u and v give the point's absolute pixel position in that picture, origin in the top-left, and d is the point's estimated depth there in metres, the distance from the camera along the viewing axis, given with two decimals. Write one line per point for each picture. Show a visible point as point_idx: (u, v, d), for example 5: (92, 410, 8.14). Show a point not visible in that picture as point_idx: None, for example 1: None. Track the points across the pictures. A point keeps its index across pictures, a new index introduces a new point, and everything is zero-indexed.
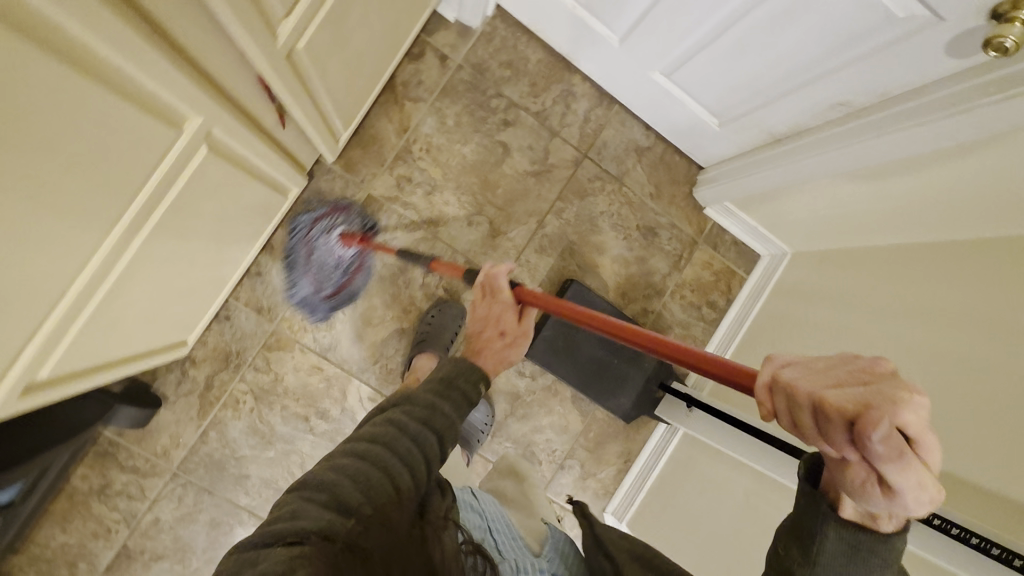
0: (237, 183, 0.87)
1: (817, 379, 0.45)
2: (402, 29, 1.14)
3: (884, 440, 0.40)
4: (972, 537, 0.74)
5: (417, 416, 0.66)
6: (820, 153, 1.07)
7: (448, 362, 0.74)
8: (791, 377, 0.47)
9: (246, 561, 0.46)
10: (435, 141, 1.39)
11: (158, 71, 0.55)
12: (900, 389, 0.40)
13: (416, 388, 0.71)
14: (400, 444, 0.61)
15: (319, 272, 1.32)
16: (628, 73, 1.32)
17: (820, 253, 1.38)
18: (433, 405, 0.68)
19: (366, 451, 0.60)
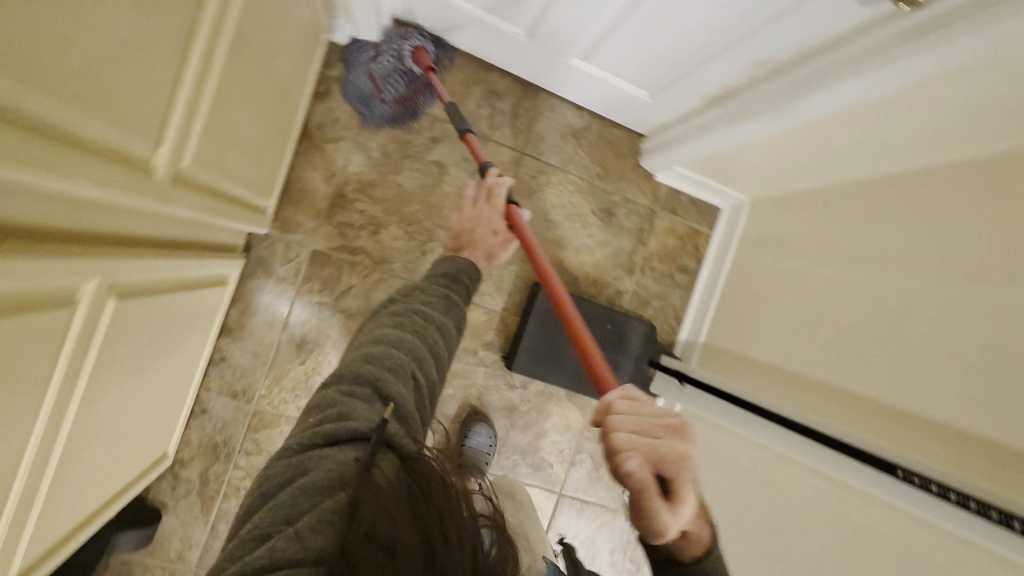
0: (163, 306, 0.83)
1: (630, 421, 0.58)
2: (298, 82, 1.07)
3: (636, 473, 0.55)
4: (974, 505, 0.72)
5: (423, 324, 0.85)
6: (754, 113, 1.04)
7: (450, 261, 1.01)
8: (619, 409, 0.59)
9: (300, 465, 0.64)
10: (367, 178, 1.33)
11: (32, 271, 0.50)
12: (662, 447, 0.55)
13: (428, 282, 0.95)
14: (426, 331, 0.84)
15: (384, 75, 1.26)
16: (546, 63, 1.24)
17: (779, 198, 1.36)
18: (446, 295, 0.93)
19: (397, 341, 0.80)
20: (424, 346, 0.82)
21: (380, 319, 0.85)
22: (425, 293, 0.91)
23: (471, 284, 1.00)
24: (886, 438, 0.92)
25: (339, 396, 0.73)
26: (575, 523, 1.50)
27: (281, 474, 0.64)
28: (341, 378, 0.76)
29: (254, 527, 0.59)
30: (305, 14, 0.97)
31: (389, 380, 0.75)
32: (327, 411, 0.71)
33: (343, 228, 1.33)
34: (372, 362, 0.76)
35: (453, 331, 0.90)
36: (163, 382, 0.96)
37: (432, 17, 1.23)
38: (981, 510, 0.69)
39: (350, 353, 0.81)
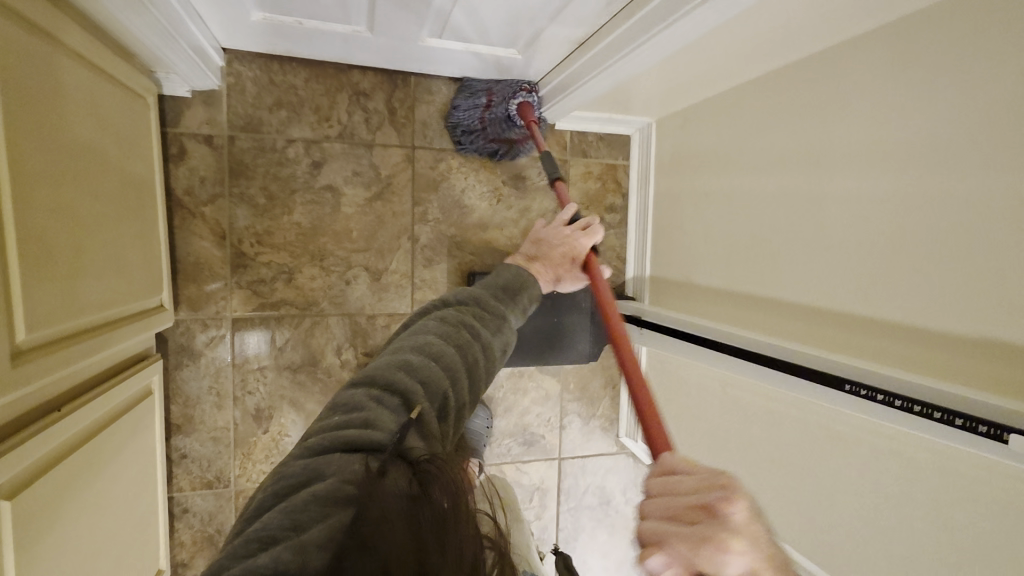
0: (72, 466, 0.77)
1: (663, 507, 0.54)
2: (136, 166, 0.97)
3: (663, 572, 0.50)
4: (913, 406, 0.72)
5: (468, 338, 0.74)
6: (625, 51, 0.97)
7: (508, 272, 0.88)
8: (657, 489, 0.57)
9: (314, 463, 0.54)
10: (261, 228, 1.24)
11: None
12: (700, 542, 0.48)
13: (484, 291, 0.83)
14: (472, 348, 0.74)
15: (492, 123, 1.28)
16: (401, 51, 1.14)
17: (683, 113, 1.31)
18: (502, 315, 0.81)
19: (440, 354, 0.70)
20: (465, 364, 0.72)
21: (424, 322, 0.76)
22: (475, 301, 0.81)
23: (528, 305, 0.88)
24: (836, 345, 0.93)
25: (367, 400, 0.63)
26: (583, 479, 1.54)
27: (293, 474, 0.53)
28: (377, 379, 0.66)
29: (259, 526, 0.48)
30: (100, 98, 0.86)
31: (421, 397, 0.65)
32: (351, 412, 0.61)
33: (255, 287, 1.25)
34: (409, 372, 0.66)
35: (500, 352, 0.79)
36: (118, 520, 0.92)
37: (262, 38, 1.10)
38: (925, 413, 0.71)
39: (389, 354, 0.71)
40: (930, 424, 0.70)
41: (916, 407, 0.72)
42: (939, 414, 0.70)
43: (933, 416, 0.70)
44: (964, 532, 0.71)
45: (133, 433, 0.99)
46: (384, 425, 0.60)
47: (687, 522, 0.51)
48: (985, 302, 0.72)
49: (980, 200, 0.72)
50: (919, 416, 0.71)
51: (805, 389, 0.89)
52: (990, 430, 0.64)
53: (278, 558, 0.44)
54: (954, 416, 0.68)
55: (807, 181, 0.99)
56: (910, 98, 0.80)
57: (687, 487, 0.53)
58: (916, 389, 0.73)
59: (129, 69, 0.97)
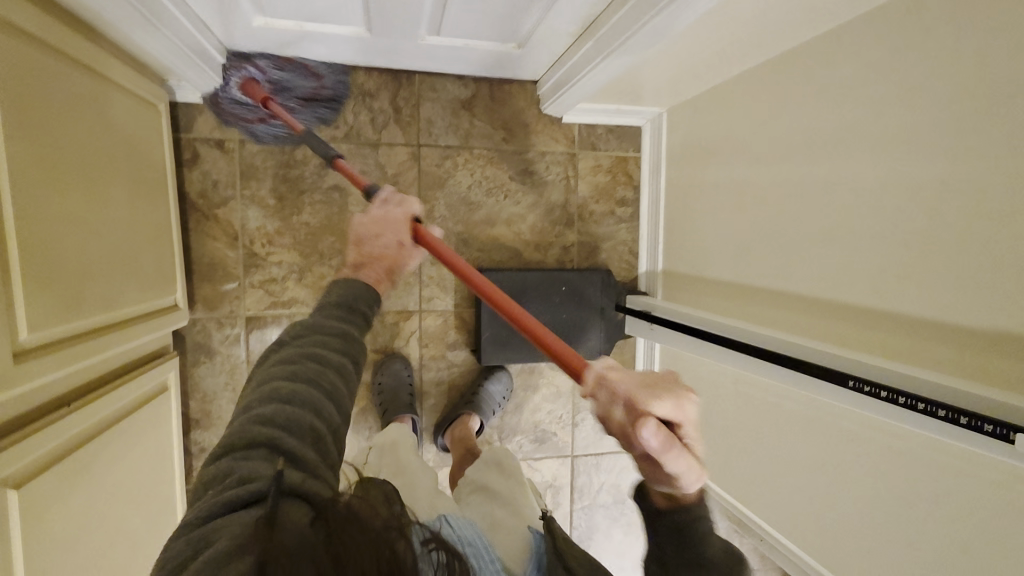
0: (82, 460, 0.81)
1: (628, 380, 0.53)
2: (145, 172, 1.01)
3: (660, 441, 0.49)
4: (916, 403, 0.69)
5: (318, 368, 0.72)
6: (623, 38, 0.95)
7: (338, 287, 0.84)
8: (610, 375, 0.55)
9: (197, 539, 0.52)
10: (271, 229, 1.27)
11: None
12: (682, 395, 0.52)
13: (325, 316, 0.80)
14: (324, 376, 0.72)
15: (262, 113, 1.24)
16: (402, 50, 1.14)
17: (695, 100, 1.27)
18: (344, 330, 0.79)
19: (289, 393, 0.68)
20: (323, 394, 0.70)
21: (269, 370, 0.73)
22: (313, 330, 0.77)
23: (373, 314, 0.87)
24: (849, 341, 0.89)
25: (232, 465, 0.61)
26: (597, 477, 1.52)
27: (178, 555, 0.52)
28: (234, 443, 0.63)
29: None
30: (108, 107, 0.89)
31: (286, 440, 0.63)
32: (220, 482, 0.59)
33: (267, 286, 1.28)
34: (265, 424, 0.64)
35: (355, 370, 0.78)
36: (133, 511, 0.97)
37: (266, 42, 1.12)
38: (929, 411, 0.67)
39: (239, 416, 0.67)
40: (934, 421, 0.67)
41: (919, 405, 0.68)
42: (943, 412, 0.66)
43: (937, 413, 0.67)
44: (979, 536, 0.67)
45: (146, 429, 1.03)
46: (258, 474, 0.59)
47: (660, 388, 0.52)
48: (1003, 293, 0.67)
49: (997, 183, 0.67)
50: (922, 413, 0.68)
51: (810, 385, 0.86)
52: (997, 430, 0.60)
53: None
54: (960, 415, 0.64)
55: (819, 168, 0.95)
56: (923, 77, 0.76)
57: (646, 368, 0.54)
58: (923, 386, 0.69)
59: (139, 78, 1.01)
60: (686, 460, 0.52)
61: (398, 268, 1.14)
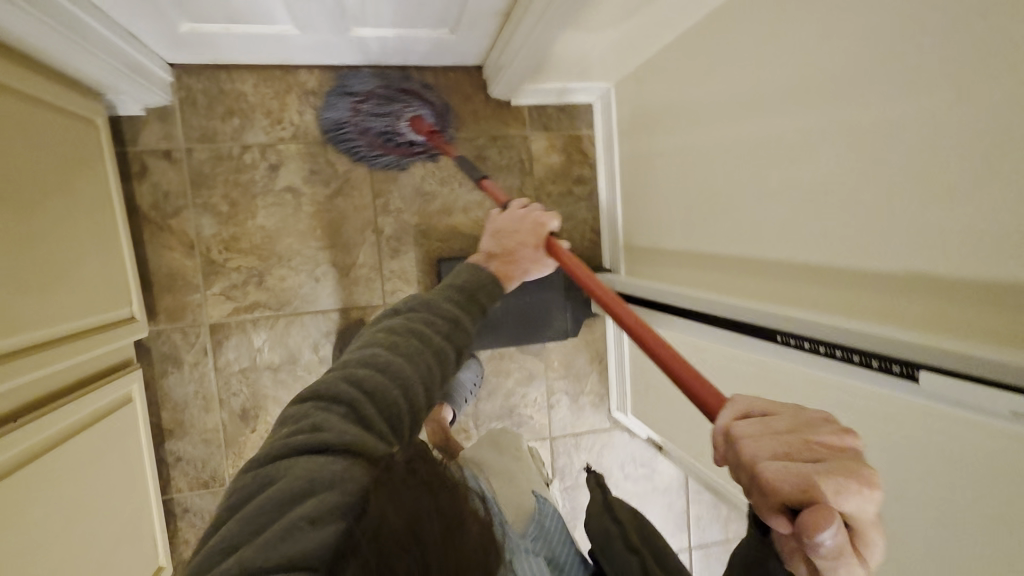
0: (36, 473, 0.82)
1: (768, 441, 0.43)
2: (83, 186, 1.02)
3: (826, 532, 0.38)
4: (854, 355, 0.70)
5: (418, 347, 0.71)
6: (546, 12, 0.95)
7: (472, 272, 0.85)
8: (744, 428, 0.46)
9: (267, 477, 0.53)
10: (227, 235, 1.28)
11: None
12: (849, 479, 0.39)
13: (437, 298, 0.80)
14: (422, 353, 0.71)
15: (370, 126, 1.26)
16: (336, 45, 1.13)
17: (638, 71, 1.26)
18: (455, 318, 0.78)
19: (386, 363, 0.68)
20: (418, 373, 0.69)
21: (373, 335, 0.73)
22: (424, 307, 0.78)
23: (487, 309, 0.84)
24: (777, 297, 0.91)
25: (313, 412, 0.61)
26: (577, 457, 1.52)
27: (246, 487, 0.54)
28: (320, 393, 0.64)
29: (219, 540, 0.48)
30: (37, 124, 0.90)
31: (367, 406, 0.63)
32: (298, 425, 0.60)
33: (228, 292, 1.29)
34: (353, 386, 0.64)
35: (454, 358, 0.76)
36: (101, 521, 0.98)
37: (201, 49, 1.13)
38: (846, 357, 0.71)
39: (334, 372, 0.68)
40: (870, 373, 0.68)
41: (857, 357, 0.70)
42: (876, 363, 0.67)
43: (872, 365, 0.68)
44: None
45: (112, 441, 1.05)
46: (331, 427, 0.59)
47: (813, 459, 0.41)
48: (919, 233, 0.67)
49: (906, 125, 0.67)
50: (860, 365, 0.69)
51: (749, 343, 0.90)
52: (902, 369, 0.64)
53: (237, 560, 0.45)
54: (871, 360, 0.68)
55: (748, 128, 0.94)
56: (832, 25, 0.75)
57: (797, 421, 0.44)
58: (835, 333, 0.73)
59: (71, 94, 1.01)
60: (850, 562, 0.40)
61: (523, 277, 0.94)
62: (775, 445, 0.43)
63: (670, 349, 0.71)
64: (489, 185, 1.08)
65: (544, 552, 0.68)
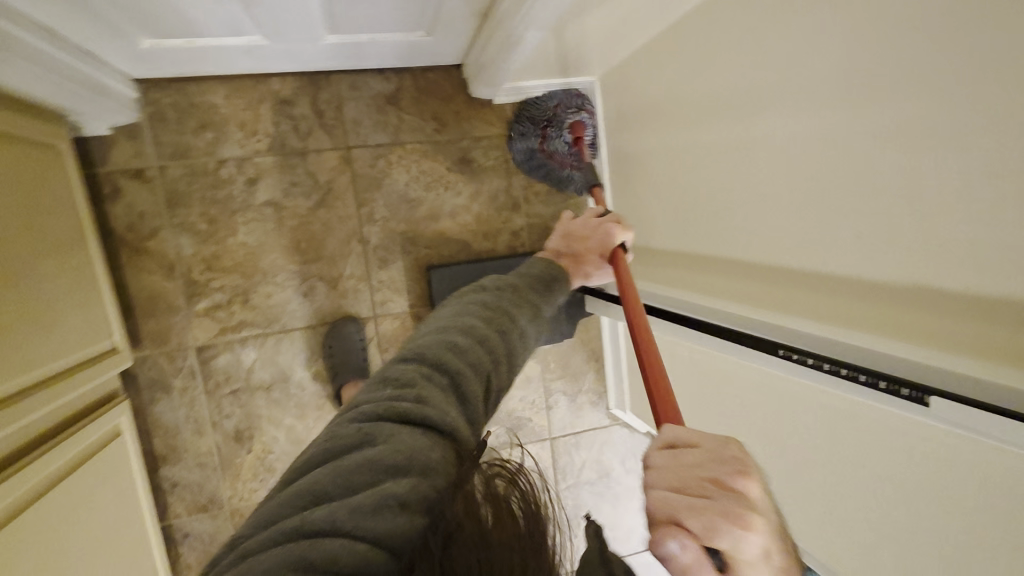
0: (28, 524, 0.80)
1: (668, 478, 0.42)
2: (51, 217, 0.97)
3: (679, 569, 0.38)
4: (859, 376, 0.69)
5: (510, 332, 0.70)
6: (527, 15, 0.91)
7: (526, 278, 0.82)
8: (656, 462, 0.44)
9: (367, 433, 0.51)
10: (208, 254, 1.24)
11: None
12: (722, 516, 0.38)
13: (521, 285, 0.78)
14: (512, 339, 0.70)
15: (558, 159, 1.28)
16: (309, 52, 1.08)
17: (622, 65, 1.22)
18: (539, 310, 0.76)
19: (483, 339, 0.66)
20: (507, 358, 0.68)
21: (468, 304, 0.71)
22: (517, 290, 0.76)
23: (558, 303, 0.84)
24: (773, 304, 0.89)
25: (417, 376, 0.59)
26: (578, 455, 1.52)
27: (344, 437, 0.51)
28: (422, 354, 0.62)
29: (314, 485, 0.47)
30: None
31: (466, 382, 0.61)
32: (399, 384, 0.57)
33: (214, 313, 1.25)
34: (455, 355, 0.62)
35: (534, 346, 0.75)
36: (99, 560, 0.96)
37: (166, 62, 1.08)
38: (851, 376, 0.70)
39: (435, 331, 0.66)
40: (875, 395, 0.67)
41: (862, 377, 0.69)
42: (885, 383, 0.67)
43: (878, 386, 0.67)
44: None
45: (104, 476, 1.02)
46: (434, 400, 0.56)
47: (702, 495, 0.40)
48: (908, 240, 0.65)
49: None
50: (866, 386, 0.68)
51: (734, 351, 0.92)
52: (912, 394, 0.63)
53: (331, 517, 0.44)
54: (878, 381, 0.67)
55: (740, 127, 0.92)
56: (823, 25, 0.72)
57: (700, 453, 0.42)
58: (848, 354, 0.73)
59: (31, 121, 0.96)
60: None
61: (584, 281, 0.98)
62: (673, 477, 0.42)
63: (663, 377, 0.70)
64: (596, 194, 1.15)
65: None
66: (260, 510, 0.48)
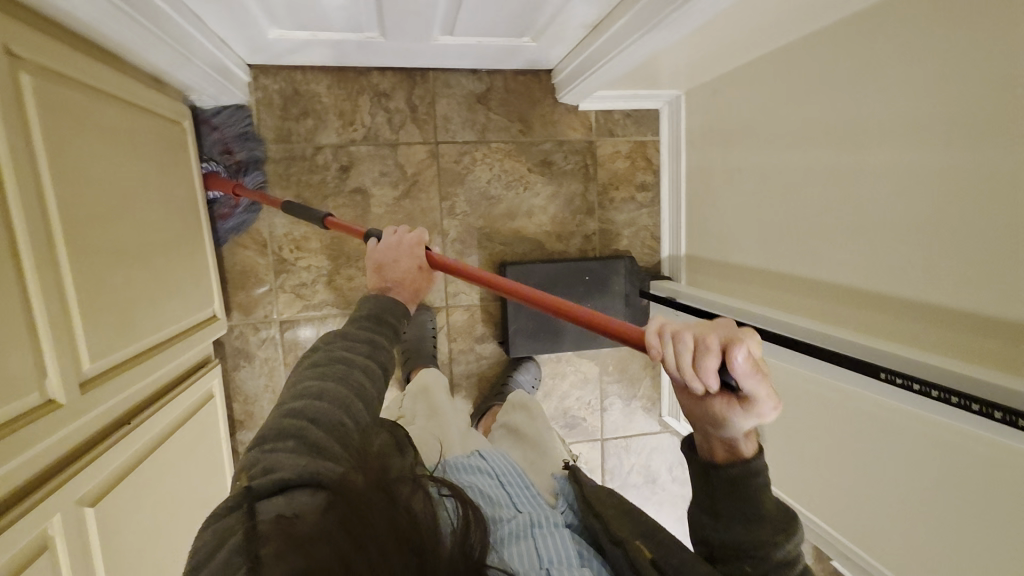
0: (147, 470, 0.87)
1: (696, 328, 0.48)
2: (175, 190, 1.04)
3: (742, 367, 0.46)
4: (951, 398, 0.67)
5: (346, 371, 0.73)
6: (639, 36, 0.95)
7: (371, 302, 0.85)
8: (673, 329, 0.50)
9: (228, 527, 0.54)
10: (298, 235, 1.30)
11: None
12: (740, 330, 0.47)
13: (350, 327, 0.81)
14: (352, 379, 0.73)
15: (228, 214, 1.25)
16: (417, 50, 1.14)
17: (711, 84, 1.25)
18: (373, 338, 0.80)
19: (316, 389, 0.69)
20: (351, 393, 0.71)
21: (300, 371, 0.75)
22: (342, 337, 0.79)
23: (402, 327, 0.86)
24: (882, 332, 0.84)
25: (261, 456, 0.63)
26: (627, 458, 1.55)
27: (211, 539, 0.54)
28: (265, 435, 0.65)
29: None
30: (138, 133, 0.92)
31: (312, 432, 0.64)
32: (251, 472, 0.62)
33: (298, 291, 1.32)
34: (296, 419, 0.66)
35: (382, 375, 0.79)
36: (195, 510, 1.03)
37: (283, 51, 1.14)
38: (942, 398, 0.68)
39: (274, 412, 0.69)
40: (971, 417, 0.65)
41: (954, 399, 0.67)
42: (977, 406, 0.65)
43: (972, 407, 0.65)
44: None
45: (199, 435, 1.10)
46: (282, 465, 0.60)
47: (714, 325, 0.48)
48: None
49: None
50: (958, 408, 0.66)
51: (810, 363, 0.91)
52: (1021, 422, 0.60)
53: None
54: (952, 396, 0.67)
55: None
56: None
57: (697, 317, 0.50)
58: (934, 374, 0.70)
59: (164, 99, 1.04)
60: (765, 389, 0.48)
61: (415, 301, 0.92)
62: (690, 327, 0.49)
63: (596, 312, 0.67)
64: (335, 223, 1.02)
65: (572, 522, 0.76)
66: None
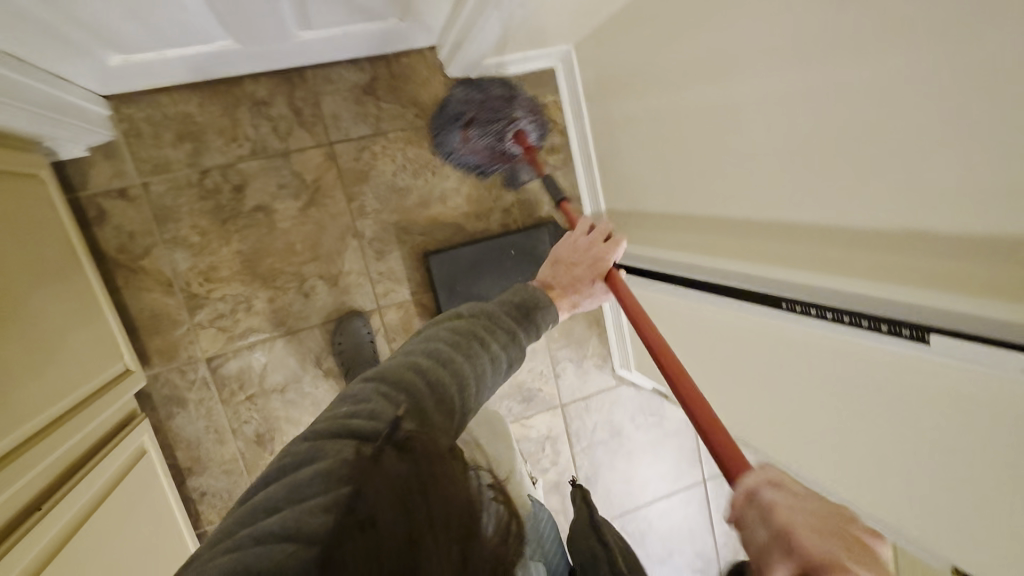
0: (78, 547, 0.82)
1: (801, 511, 0.40)
2: (43, 247, 0.96)
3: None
4: (861, 321, 0.70)
5: (478, 352, 0.69)
6: None
7: (524, 290, 0.82)
8: (773, 498, 0.41)
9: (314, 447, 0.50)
10: (205, 266, 1.23)
11: None
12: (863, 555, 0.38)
13: (493, 308, 0.78)
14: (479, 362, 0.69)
15: (481, 148, 1.27)
16: (282, 50, 1.07)
17: (595, 33, 1.22)
18: (511, 333, 0.75)
19: (443, 360, 0.66)
20: (469, 374, 0.67)
21: (436, 328, 0.72)
22: (488, 317, 0.75)
23: (539, 329, 0.80)
24: (778, 259, 0.86)
25: (373, 392, 0.59)
26: (589, 417, 1.57)
27: (296, 453, 0.50)
28: (386, 374, 0.62)
29: (264, 499, 0.45)
30: None
31: (425, 399, 0.60)
32: (356, 400, 0.58)
33: (219, 323, 1.26)
34: (418, 377, 0.62)
35: (503, 371, 0.73)
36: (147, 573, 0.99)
37: (136, 76, 1.06)
38: (853, 322, 0.72)
39: (399, 356, 0.67)
40: (880, 338, 0.68)
41: (863, 322, 0.70)
42: (886, 327, 0.68)
43: (880, 328, 0.68)
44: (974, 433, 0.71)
45: (137, 495, 1.05)
46: (385, 412, 0.56)
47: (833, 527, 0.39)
48: None
49: None
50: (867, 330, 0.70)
51: (729, 304, 0.95)
52: (912, 333, 0.64)
53: (279, 522, 0.42)
54: (860, 319, 0.71)
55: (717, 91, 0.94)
56: None
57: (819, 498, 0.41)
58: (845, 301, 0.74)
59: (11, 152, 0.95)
60: None
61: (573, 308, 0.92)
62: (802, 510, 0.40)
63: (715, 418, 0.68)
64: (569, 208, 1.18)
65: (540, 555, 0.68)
66: (222, 524, 0.46)
